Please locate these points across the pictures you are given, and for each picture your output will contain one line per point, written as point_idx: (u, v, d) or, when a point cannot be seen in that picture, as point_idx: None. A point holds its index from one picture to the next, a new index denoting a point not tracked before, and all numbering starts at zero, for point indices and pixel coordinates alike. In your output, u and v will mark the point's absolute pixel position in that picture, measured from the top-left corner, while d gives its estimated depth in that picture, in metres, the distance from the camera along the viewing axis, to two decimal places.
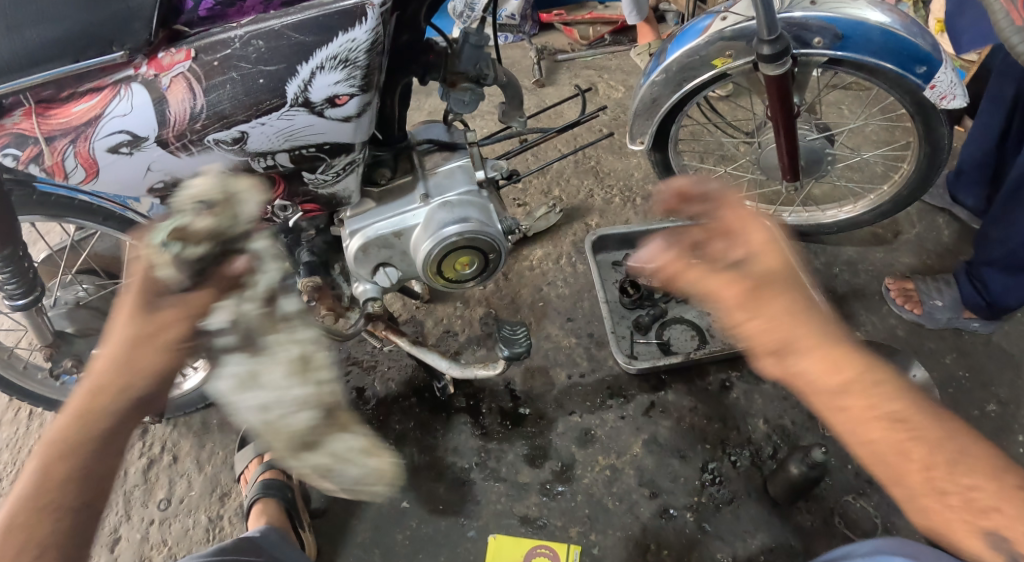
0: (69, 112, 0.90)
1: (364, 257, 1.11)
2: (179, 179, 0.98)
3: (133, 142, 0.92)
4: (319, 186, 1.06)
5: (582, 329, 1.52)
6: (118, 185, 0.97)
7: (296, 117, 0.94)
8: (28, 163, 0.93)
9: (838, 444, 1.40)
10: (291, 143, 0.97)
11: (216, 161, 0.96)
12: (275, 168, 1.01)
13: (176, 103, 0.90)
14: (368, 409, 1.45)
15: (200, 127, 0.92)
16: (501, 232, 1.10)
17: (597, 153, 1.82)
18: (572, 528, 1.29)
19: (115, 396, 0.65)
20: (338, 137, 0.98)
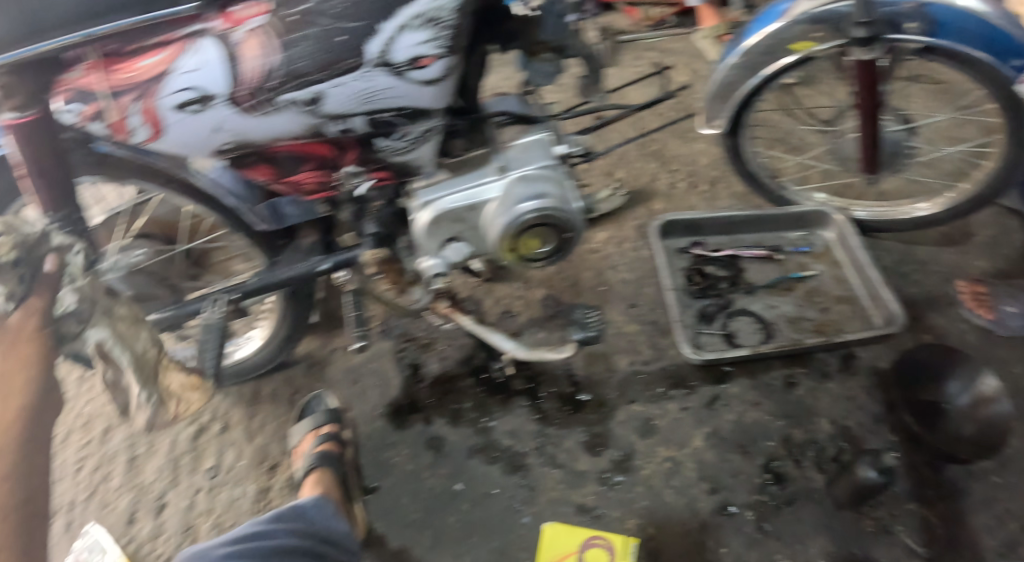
0: (135, 67, 0.84)
1: (434, 231, 1.06)
2: (249, 141, 0.93)
3: (202, 100, 0.87)
4: (392, 153, 1.01)
5: (645, 316, 1.51)
6: (184, 145, 0.93)
7: (376, 78, 0.89)
8: (92, 119, 0.89)
9: (906, 451, 1.34)
10: (369, 106, 0.92)
11: (290, 121, 0.91)
12: (349, 133, 0.96)
13: (248, 61, 0.84)
14: (424, 387, 1.45)
15: (274, 86, 0.86)
16: (578, 211, 1.06)
17: (663, 138, 1.82)
18: (629, 520, 1.25)
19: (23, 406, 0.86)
20: (417, 101, 0.94)
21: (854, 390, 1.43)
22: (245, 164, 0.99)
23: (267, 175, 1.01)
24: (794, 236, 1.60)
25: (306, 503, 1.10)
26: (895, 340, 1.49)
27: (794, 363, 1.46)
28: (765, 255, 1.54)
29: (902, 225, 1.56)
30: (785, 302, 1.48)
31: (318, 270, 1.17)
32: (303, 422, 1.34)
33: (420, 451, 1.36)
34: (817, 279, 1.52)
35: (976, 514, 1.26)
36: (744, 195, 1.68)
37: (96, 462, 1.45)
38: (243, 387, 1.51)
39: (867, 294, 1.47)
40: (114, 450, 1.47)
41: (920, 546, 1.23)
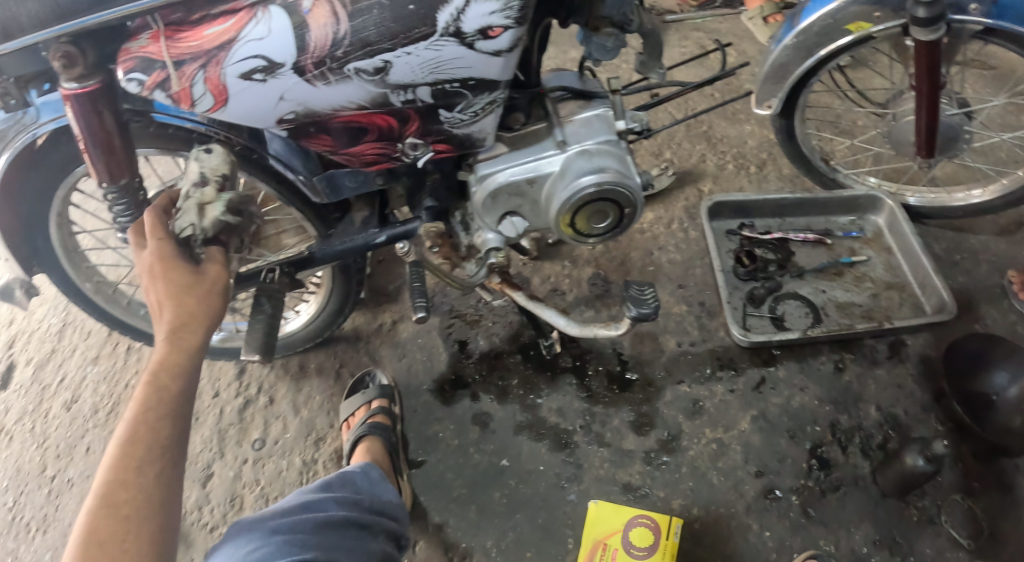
0: (201, 35, 0.82)
1: (492, 205, 1.06)
2: (312, 111, 0.91)
3: (268, 68, 0.84)
4: (454, 126, 0.97)
5: (693, 297, 1.49)
6: (246, 115, 0.91)
7: (445, 47, 0.85)
8: (153, 89, 0.85)
9: (954, 441, 1.34)
10: (435, 77, 0.88)
11: (354, 92, 0.89)
12: (413, 104, 0.92)
13: (316, 27, 0.82)
14: (471, 363, 1.45)
15: (341, 55, 0.84)
16: (639, 185, 1.04)
17: (710, 118, 1.79)
18: (674, 500, 1.27)
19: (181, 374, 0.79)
20: (485, 72, 0.89)
21: (903, 376, 1.41)
22: (307, 134, 0.97)
23: (326, 145, 0.99)
24: (843, 221, 1.59)
25: (354, 470, 1.16)
26: (946, 328, 1.47)
27: (842, 348, 1.44)
28: (814, 239, 1.53)
29: (952, 212, 1.54)
30: (835, 287, 1.49)
31: (374, 243, 1.17)
32: (356, 396, 1.38)
33: (466, 427, 1.37)
34: (868, 264, 1.52)
35: (1020, 508, 1.27)
36: (793, 177, 1.66)
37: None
38: (289, 360, 1.52)
39: (917, 282, 1.48)
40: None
41: (963, 537, 1.25)
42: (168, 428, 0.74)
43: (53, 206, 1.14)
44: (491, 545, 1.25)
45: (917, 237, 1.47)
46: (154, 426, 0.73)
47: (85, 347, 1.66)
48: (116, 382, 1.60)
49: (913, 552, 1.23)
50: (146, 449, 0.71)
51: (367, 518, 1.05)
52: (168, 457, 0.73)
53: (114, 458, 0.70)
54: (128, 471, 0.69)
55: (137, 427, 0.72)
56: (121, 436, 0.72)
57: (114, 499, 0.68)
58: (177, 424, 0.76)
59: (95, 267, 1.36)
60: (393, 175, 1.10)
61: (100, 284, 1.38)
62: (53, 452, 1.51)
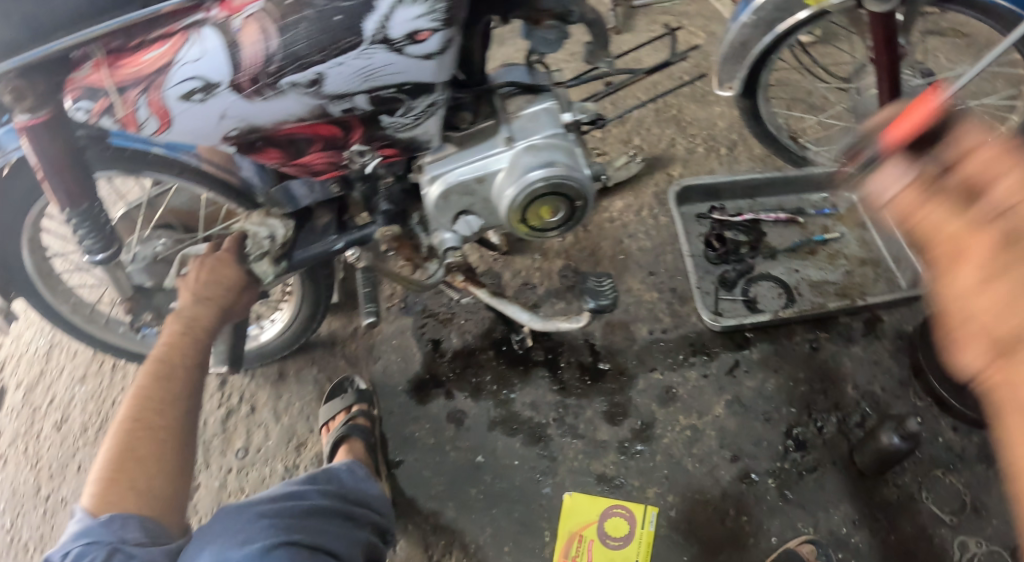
0: (139, 60, 0.82)
1: (444, 205, 1.06)
2: (255, 127, 0.90)
3: (206, 88, 0.84)
4: (399, 130, 0.97)
5: (664, 283, 1.50)
6: (190, 133, 0.91)
7: (376, 54, 0.83)
8: (101, 115, 0.87)
9: (931, 416, 1.33)
10: (370, 84, 0.87)
11: (292, 105, 0.88)
12: (354, 112, 0.91)
13: (249, 45, 0.80)
14: (444, 361, 1.45)
15: (275, 70, 0.82)
16: (588, 177, 1.04)
17: (679, 101, 1.78)
18: (649, 488, 1.28)
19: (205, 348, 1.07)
20: (419, 76, 0.88)
21: (880, 353, 1.40)
22: (254, 149, 0.97)
23: (275, 158, 0.99)
24: (815, 199, 1.59)
25: (339, 467, 1.14)
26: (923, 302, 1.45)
27: (817, 327, 1.43)
28: (786, 219, 1.53)
29: None
30: (807, 265, 1.49)
31: (334, 249, 1.14)
32: (335, 401, 1.38)
33: (442, 425, 1.38)
34: (840, 241, 1.52)
35: (1001, 481, 1.26)
36: (764, 157, 1.66)
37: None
38: (268, 368, 1.53)
39: (891, 255, 1.48)
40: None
41: (944, 513, 1.24)
42: (191, 386, 1.02)
43: (21, 235, 1.16)
44: (470, 542, 1.26)
45: None
46: (180, 381, 1.01)
47: (73, 367, 1.68)
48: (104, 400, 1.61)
49: (893, 530, 1.23)
50: (178, 399, 0.99)
51: (352, 509, 1.06)
52: (189, 408, 1.00)
53: (147, 401, 0.97)
54: (159, 411, 0.97)
55: (169, 377, 1.00)
56: (160, 381, 1.00)
57: (147, 428, 0.95)
58: (195, 383, 1.03)
59: (70, 288, 1.37)
60: (348, 181, 1.10)
61: (78, 305, 1.39)
62: (47, 472, 1.54)
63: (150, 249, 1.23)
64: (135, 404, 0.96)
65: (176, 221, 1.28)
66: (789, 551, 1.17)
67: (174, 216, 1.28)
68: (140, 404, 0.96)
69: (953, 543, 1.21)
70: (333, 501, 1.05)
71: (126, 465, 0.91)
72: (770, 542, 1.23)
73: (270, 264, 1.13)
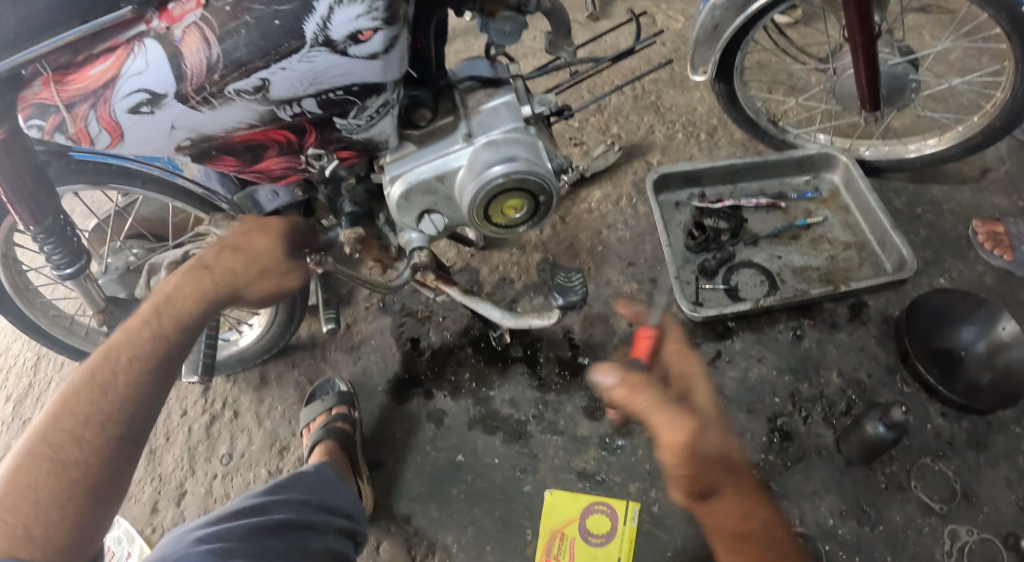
0: (86, 76, 0.81)
1: (407, 205, 1.05)
2: (206, 136, 0.89)
3: (153, 100, 0.83)
4: (353, 132, 0.95)
5: (643, 274, 1.51)
6: (142, 146, 0.89)
7: (318, 57, 0.82)
8: (53, 133, 0.85)
9: (918, 402, 1.30)
10: (316, 88, 0.86)
11: (241, 113, 0.86)
12: (304, 116, 0.90)
13: (191, 55, 0.80)
14: (423, 360, 1.45)
15: (218, 78, 0.82)
16: (551, 171, 1.02)
17: (657, 88, 1.82)
18: (631, 484, 1.26)
19: (175, 353, 0.84)
20: (367, 76, 0.86)
21: (865, 339, 1.38)
22: (210, 157, 0.95)
23: (231, 165, 0.98)
24: (798, 182, 1.61)
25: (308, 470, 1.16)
26: (909, 286, 1.43)
27: (801, 314, 1.41)
28: (766, 204, 1.55)
29: (909, 164, 1.53)
30: (790, 251, 1.50)
31: None
32: (316, 403, 1.37)
33: (422, 425, 1.37)
34: (824, 225, 1.53)
35: (992, 467, 1.24)
36: (744, 141, 1.71)
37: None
38: (251, 373, 1.53)
39: (877, 239, 1.48)
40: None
41: (934, 502, 1.21)
42: (143, 403, 0.80)
43: None
44: (451, 542, 1.25)
45: (872, 192, 1.47)
46: (127, 398, 0.79)
47: (61, 379, 1.68)
48: None
49: (882, 521, 1.20)
50: (110, 421, 0.77)
51: (315, 518, 1.02)
52: (134, 434, 0.80)
53: (71, 415, 0.76)
54: (81, 439, 0.76)
55: (110, 388, 0.78)
56: (93, 392, 0.78)
57: (56, 464, 0.75)
58: (150, 399, 0.81)
59: (49, 300, 1.37)
60: (311, 184, 1.08)
61: (56, 317, 1.38)
62: None
63: (122, 260, 1.25)
64: (52, 418, 0.76)
65: (146, 231, 1.30)
66: None
67: (143, 225, 1.29)
68: (59, 420, 0.76)
69: (944, 532, 1.19)
70: (294, 512, 1.01)
71: (19, 509, 0.72)
72: None
73: None
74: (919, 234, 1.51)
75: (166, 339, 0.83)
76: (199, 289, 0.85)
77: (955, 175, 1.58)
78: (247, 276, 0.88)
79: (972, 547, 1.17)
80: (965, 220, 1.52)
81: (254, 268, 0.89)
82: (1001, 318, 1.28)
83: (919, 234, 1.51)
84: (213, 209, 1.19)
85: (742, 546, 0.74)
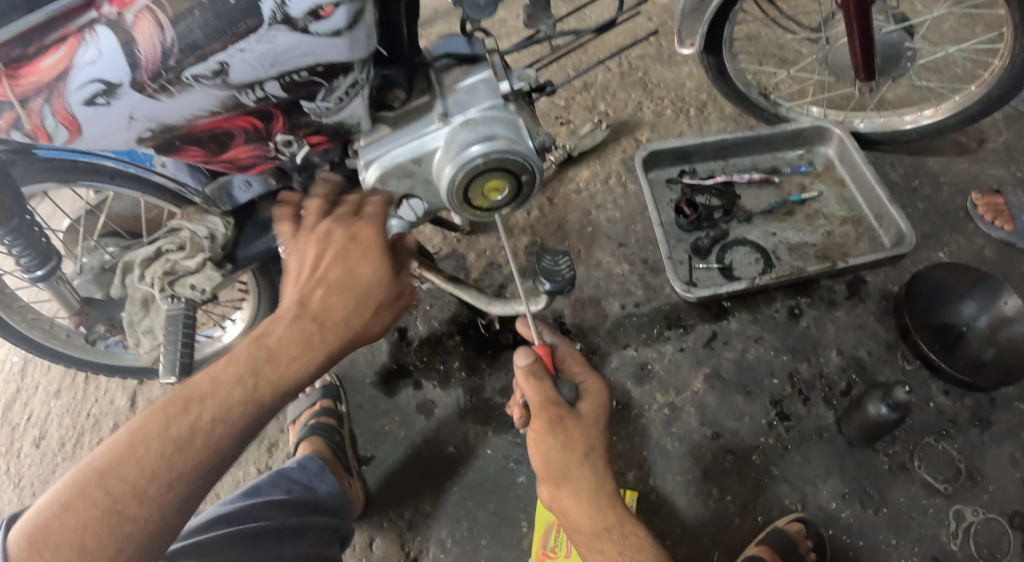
0: (38, 68, 0.75)
1: (383, 190, 1.01)
2: (168, 125, 0.84)
3: (108, 91, 0.77)
4: (322, 116, 0.90)
5: (635, 255, 1.47)
6: (101, 140, 0.84)
7: (278, 37, 0.77)
8: (9, 130, 0.80)
9: (920, 380, 1.27)
10: (279, 69, 0.81)
11: (202, 100, 0.81)
12: (268, 101, 0.85)
13: (144, 40, 0.75)
14: (411, 350, 1.40)
15: (175, 64, 0.77)
16: (533, 149, 0.98)
17: (644, 63, 1.77)
18: (629, 473, 1.23)
19: (276, 402, 0.71)
20: (333, 56, 0.81)
21: (864, 316, 1.34)
22: (174, 148, 0.90)
23: (198, 156, 0.93)
24: (791, 156, 1.57)
25: (291, 466, 1.13)
26: (907, 261, 1.39)
27: (798, 292, 1.37)
28: (760, 179, 1.51)
29: (904, 135, 1.49)
30: (785, 228, 1.46)
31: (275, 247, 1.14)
32: (301, 399, 1.34)
33: (411, 417, 1.33)
34: (819, 200, 1.49)
35: (996, 445, 1.21)
36: (735, 116, 1.66)
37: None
38: None
39: (873, 214, 1.44)
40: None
41: (938, 482, 1.18)
42: (224, 459, 0.68)
43: None
44: (445, 537, 1.22)
45: (869, 164, 1.43)
46: (207, 453, 0.66)
47: (46, 383, 1.54)
48: (79, 414, 1.49)
49: (886, 503, 1.17)
50: (192, 471, 0.65)
51: (298, 522, 0.99)
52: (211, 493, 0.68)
53: (136, 464, 0.64)
54: (147, 495, 0.63)
55: (193, 436, 0.66)
56: (170, 432, 0.65)
57: (110, 516, 0.62)
58: (243, 448, 0.69)
59: (25, 303, 1.26)
60: (284, 172, 1.04)
61: (35, 319, 1.27)
62: (30, 490, 1.43)
63: (97, 259, 1.18)
64: (116, 462, 0.63)
65: (121, 227, 1.21)
66: (776, 528, 1.13)
67: (117, 222, 1.20)
68: (122, 468, 0.63)
69: (949, 513, 1.16)
70: (279, 518, 0.98)
71: (55, 555, 0.60)
72: (758, 522, 1.18)
73: (212, 267, 1.10)
74: (917, 207, 1.47)
75: (268, 385, 0.70)
76: (304, 323, 0.74)
77: (951, 146, 1.54)
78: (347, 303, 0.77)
79: (978, 527, 1.15)
80: (963, 192, 1.48)
81: (359, 290, 0.78)
82: (1003, 292, 1.24)
83: (916, 207, 1.47)
84: (186, 203, 1.12)
85: (591, 526, 0.90)
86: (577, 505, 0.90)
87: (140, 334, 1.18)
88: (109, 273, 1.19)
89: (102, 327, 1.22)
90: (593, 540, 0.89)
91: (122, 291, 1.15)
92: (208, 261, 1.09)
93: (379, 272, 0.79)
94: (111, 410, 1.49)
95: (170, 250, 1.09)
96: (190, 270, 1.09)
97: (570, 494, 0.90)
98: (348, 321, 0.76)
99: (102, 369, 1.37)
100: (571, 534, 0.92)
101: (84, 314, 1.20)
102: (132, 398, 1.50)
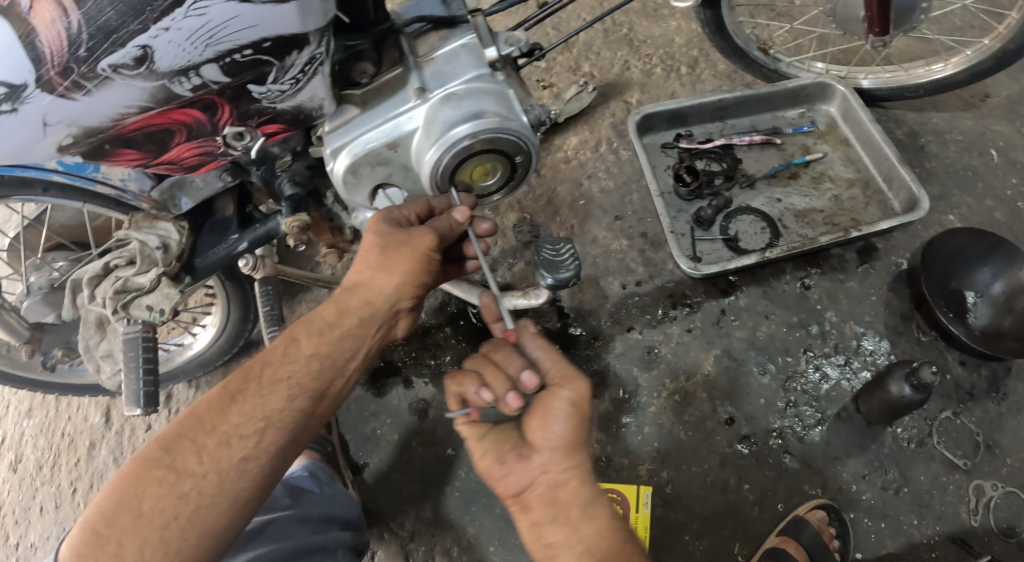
0: None
1: (356, 181, 0.86)
2: (92, 130, 0.70)
3: (9, 94, 0.64)
4: (276, 101, 0.74)
5: (633, 229, 1.37)
6: (21, 154, 0.70)
7: (210, 8, 0.62)
8: None
9: (933, 351, 1.22)
10: (216, 50, 0.65)
11: (125, 95, 0.67)
12: (207, 89, 0.69)
13: (44, 28, 0.61)
14: (398, 345, 1.29)
15: (86, 54, 0.63)
16: (528, 125, 0.85)
17: (629, 18, 1.64)
18: (641, 466, 1.18)
19: (322, 369, 0.78)
20: (281, 27, 0.66)
21: (877, 286, 1.28)
22: (104, 153, 0.74)
23: (135, 159, 0.77)
24: (791, 115, 1.48)
25: (300, 475, 1.08)
26: (918, 225, 1.33)
27: (808, 263, 1.30)
28: (760, 141, 1.42)
29: (912, 91, 1.40)
30: (791, 193, 1.38)
31: (238, 252, 0.97)
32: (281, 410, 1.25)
33: (405, 418, 1.24)
34: (824, 161, 1.42)
35: (1014, 416, 1.17)
36: (730, 73, 1.55)
37: (89, 483, 1.31)
38: (213, 373, 1.35)
39: (882, 176, 1.36)
40: (102, 466, 1.32)
41: (957, 458, 1.15)
42: (275, 422, 0.74)
43: None
44: (452, 545, 1.15)
45: (875, 124, 1.35)
46: (258, 414, 0.74)
47: (17, 401, 1.41)
48: (53, 434, 1.36)
49: (907, 482, 1.14)
50: (246, 428, 0.73)
51: (319, 539, 0.95)
52: (267, 460, 0.74)
53: (196, 424, 0.73)
54: (205, 451, 0.72)
55: (246, 395, 0.75)
56: (224, 403, 0.74)
57: (170, 472, 0.71)
58: (288, 411, 0.75)
59: None
60: (241, 167, 0.88)
61: None
62: (10, 519, 1.31)
63: (45, 276, 1.07)
64: (181, 426, 0.74)
65: (68, 239, 1.10)
66: (798, 518, 1.09)
67: (61, 233, 1.09)
68: (186, 429, 0.73)
69: (969, 489, 1.13)
70: (297, 536, 0.93)
71: (126, 512, 0.69)
72: (778, 510, 1.14)
73: (169, 282, 0.95)
74: (924, 167, 1.41)
75: (311, 352, 0.78)
76: (342, 299, 0.81)
77: (955, 102, 1.47)
78: (371, 274, 0.81)
79: (997, 502, 1.12)
80: (969, 150, 1.41)
81: (377, 257, 0.80)
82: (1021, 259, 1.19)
83: (923, 166, 1.41)
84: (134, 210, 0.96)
85: (582, 500, 0.71)
86: (577, 475, 0.72)
87: (99, 359, 1.04)
88: (60, 291, 1.08)
89: (59, 352, 1.14)
90: (585, 518, 0.70)
91: (73, 313, 1.02)
92: (163, 277, 0.94)
93: (392, 234, 0.81)
94: (85, 428, 1.36)
95: (121, 265, 0.94)
96: (143, 288, 0.93)
97: (574, 462, 0.72)
98: (379, 290, 0.81)
99: (66, 389, 1.25)
100: (558, 514, 0.70)
101: (37, 340, 1.11)
102: (106, 413, 1.37)
